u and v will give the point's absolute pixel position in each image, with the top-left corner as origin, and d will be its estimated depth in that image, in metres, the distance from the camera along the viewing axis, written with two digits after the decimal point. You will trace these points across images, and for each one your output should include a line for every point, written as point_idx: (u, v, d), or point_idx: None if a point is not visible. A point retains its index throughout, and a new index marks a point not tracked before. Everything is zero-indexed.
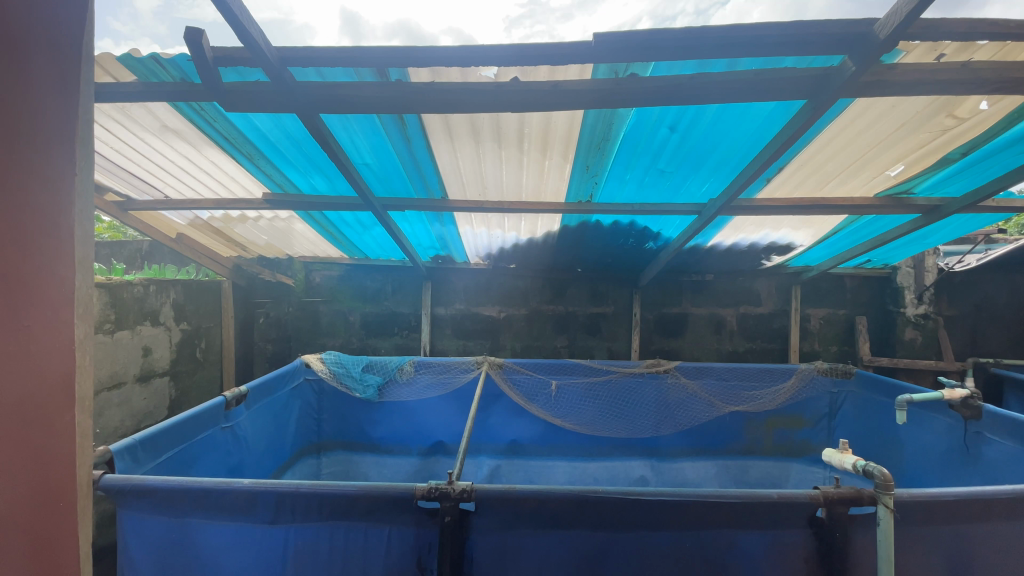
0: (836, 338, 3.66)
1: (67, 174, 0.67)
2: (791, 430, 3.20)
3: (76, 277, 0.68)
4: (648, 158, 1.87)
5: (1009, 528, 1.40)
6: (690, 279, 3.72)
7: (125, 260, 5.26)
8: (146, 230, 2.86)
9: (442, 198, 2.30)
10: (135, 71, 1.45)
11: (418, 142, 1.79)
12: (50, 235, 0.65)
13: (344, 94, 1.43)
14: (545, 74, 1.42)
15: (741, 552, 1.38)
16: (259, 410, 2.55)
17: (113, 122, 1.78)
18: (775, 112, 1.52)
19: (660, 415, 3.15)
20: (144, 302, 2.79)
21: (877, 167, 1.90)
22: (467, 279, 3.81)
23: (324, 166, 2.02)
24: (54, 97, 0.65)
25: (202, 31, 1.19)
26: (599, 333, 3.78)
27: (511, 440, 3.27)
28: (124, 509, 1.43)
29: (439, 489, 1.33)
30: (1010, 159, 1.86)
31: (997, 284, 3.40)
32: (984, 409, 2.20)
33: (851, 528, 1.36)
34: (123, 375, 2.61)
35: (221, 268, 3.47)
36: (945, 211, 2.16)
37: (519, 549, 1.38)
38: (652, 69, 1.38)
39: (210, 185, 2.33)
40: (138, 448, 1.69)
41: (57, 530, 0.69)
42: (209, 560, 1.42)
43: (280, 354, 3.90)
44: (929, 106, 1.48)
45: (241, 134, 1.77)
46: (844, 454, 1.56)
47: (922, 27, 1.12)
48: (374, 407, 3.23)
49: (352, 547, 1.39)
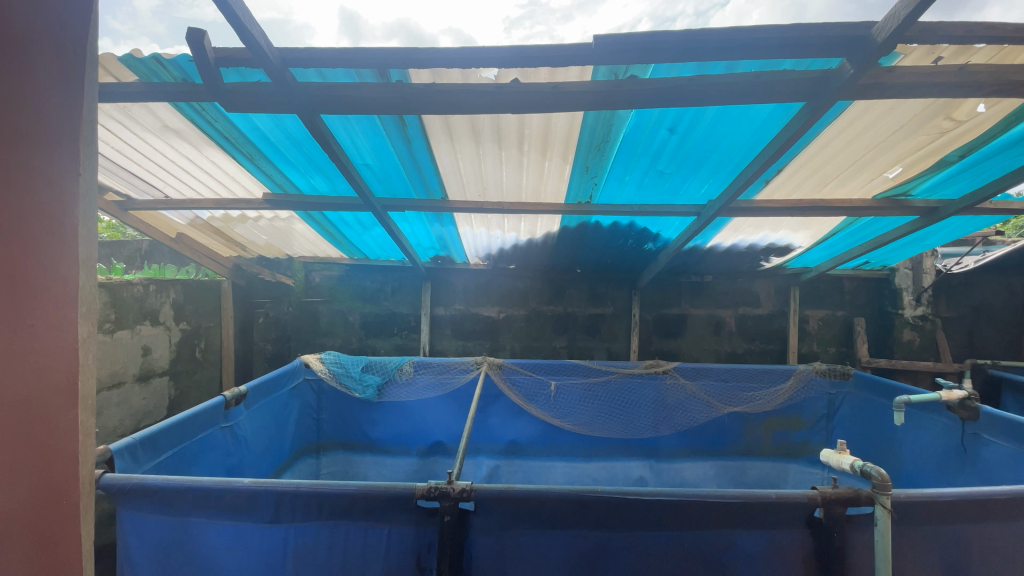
0: (835, 339, 3.67)
1: (71, 173, 0.67)
2: (790, 431, 3.21)
3: (80, 276, 0.68)
4: (648, 160, 1.87)
5: (1006, 528, 1.40)
6: (690, 280, 3.73)
7: (125, 260, 5.27)
8: (146, 229, 2.85)
9: (442, 199, 2.30)
10: (137, 72, 1.46)
11: (418, 143, 1.80)
12: (53, 235, 0.65)
13: (345, 95, 1.44)
14: (545, 76, 1.43)
15: (740, 553, 1.38)
16: (258, 410, 2.56)
17: (113, 122, 1.79)
18: (774, 114, 1.53)
19: (659, 415, 3.16)
20: (143, 302, 2.79)
21: (875, 169, 1.91)
22: (467, 279, 3.82)
23: (324, 167, 2.02)
24: (57, 97, 0.66)
25: (204, 31, 1.19)
26: (599, 334, 3.78)
27: (510, 440, 3.27)
28: (124, 508, 1.43)
29: (439, 489, 1.33)
30: (1008, 161, 1.87)
31: (995, 286, 3.41)
32: (981, 410, 2.21)
33: (849, 529, 1.36)
34: (122, 374, 2.61)
35: (221, 268, 3.47)
36: (942, 213, 2.17)
37: (519, 549, 1.39)
38: (652, 71, 1.39)
39: (209, 185, 2.34)
40: (137, 447, 1.69)
41: (57, 529, 0.69)
42: (208, 560, 1.42)
43: (279, 353, 3.91)
44: (927, 109, 1.49)
45: (242, 134, 1.78)
46: (842, 454, 1.56)
47: (919, 31, 1.13)
48: (374, 407, 3.23)
49: (352, 546, 1.39)
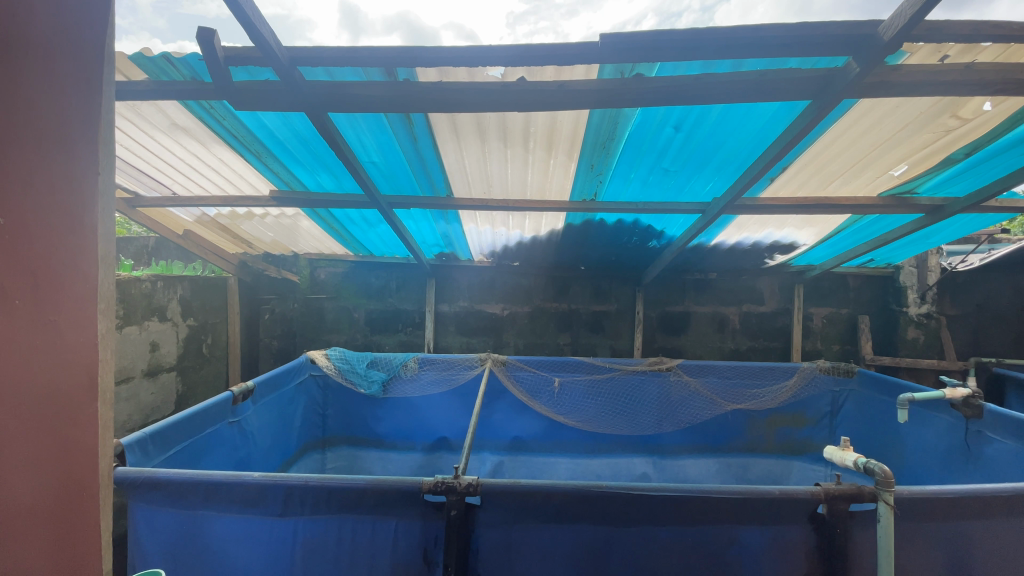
0: (838, 337, 3.68)
1: (89, 174, 0.66)
2: (792, 428, 3.22)
3: (101, 273, 0.67)
4: (653, 157, 1.88)
5: (1007, 525, 1.41)
6: (693, 278, 3.73)
7: (132, 257, 5.38)
8: (153, 226, 2.87)
9: (446, 196, 2.31)
10: (147, 70, 1.48)
11: (424, 140, 1.81)
12: (75, 232, 0.64)
13: (353, 93, 1.45)
14: (551, 74, 1.42)
15: (743, 548, 1.40)
16: (264, 406, 2.58)
17: (125, 121, 1.81)
18: (778, 113, 1.53)
19: (661, 412, 3.19)
20: (151, 298, 2.84)
21: (881, 166, 1.90)
22: (470, 276, 3.83)
23: (331, 163, 2.03)
24: (81, 99, 0.65)
25: (214, 31, 1.21)
26: (602, 331, 3.80)
27: (514, 436, 3.31)
28: (136, 500, 1.46)
29: (445, 483, 1.35)
30: (1013, 159, 1.87)
31: (1001, 283, 3.39)
32: (985, 408, 2.21)
33: (852, 524, 1.37)
34: (131, 370, 2.65)
35: (227, 264, 3.52)
36: (948, 211, 2.17)
37: (524, 542, 1.41)
38: (658, 70, 1.40)
39: (216, 182, 2.35)
40: (148, 441, 1.72)
41: (80, 556, 0.68)
42: (219, 552, 1.45)
43: (285, 349, 3.95)
44: (933, 106, 1.48)
45: (250, 132, 1.80)
46: (846, 451, 1.55)
47: (926, 29, 1.12)
48: (378, 403, 3.26)
49: (359, 540, 1.41)
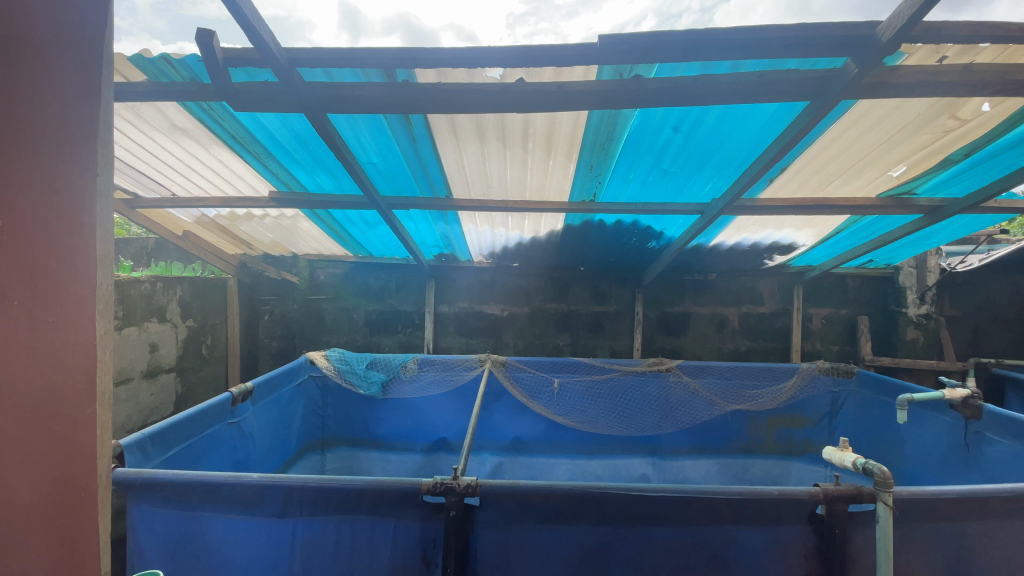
0: (837, 338, 3.69)
1: (88, 175, 0.66)
2: (791, 429, 3.22)
3: (99, 273, 0.67)
4: (652, 158, 1.88)
5: (1006, 526, 1.41)
6: (692, 278, 3.74)
7: (132, 258, 5.39)
8: (153, 227, 2.87)
9: (446, 197, 2.32)
10: (146, 71, 1.48)
11: (424, 141, 1.81)
12: (74, 233, 0.64)
13: (352, 94, 1.45)
14: (550, 75, 1.43)
15: (742, 549, 1.40)
16: (264, 407, 2.58)
17: (124, 123, 1.81)
18: (777, 114, 1.54)
19: (661, 412, 3.19)
20: (151, 299, 2.84)
21: (880, 167, 1.91)
22: (469, 277, 3.83)
23: (330, 165, 2.03)
24: (79, 99, 0.65)
25: (213, 32, 1.21)
26: (602, 332, 3.80)
27: (513, 437, 3.30)
28: (135, 501, 1.46)
29: (445, 484, 1.35)
30: (1012, 160, 1.87)
31: (1000, 284, 3.39)
32: (985, 409, 2.21)
33: (851, 525, 1.37)
34: (130, 371, 2.65)
35: (227, 266, 3.52)
36: (947, 212, 2.16)
37: (523, 543, 1.41)
38: (656, 71, 1.40)
39: (215, 182, 2.35)
40: (147, 442, 1.72)
41: (80, 559, 0.68)
42: (218, 553, 1.45)
43: (284, 350, 3.95)
44: (932, 107, 1.48)
45: (249, 133, 1.80)
46: (845, 451, 1.55)
47: (924, 30, 1.13)
48: (378, 403, 3.26)
49: (358, 540, 1.41)
